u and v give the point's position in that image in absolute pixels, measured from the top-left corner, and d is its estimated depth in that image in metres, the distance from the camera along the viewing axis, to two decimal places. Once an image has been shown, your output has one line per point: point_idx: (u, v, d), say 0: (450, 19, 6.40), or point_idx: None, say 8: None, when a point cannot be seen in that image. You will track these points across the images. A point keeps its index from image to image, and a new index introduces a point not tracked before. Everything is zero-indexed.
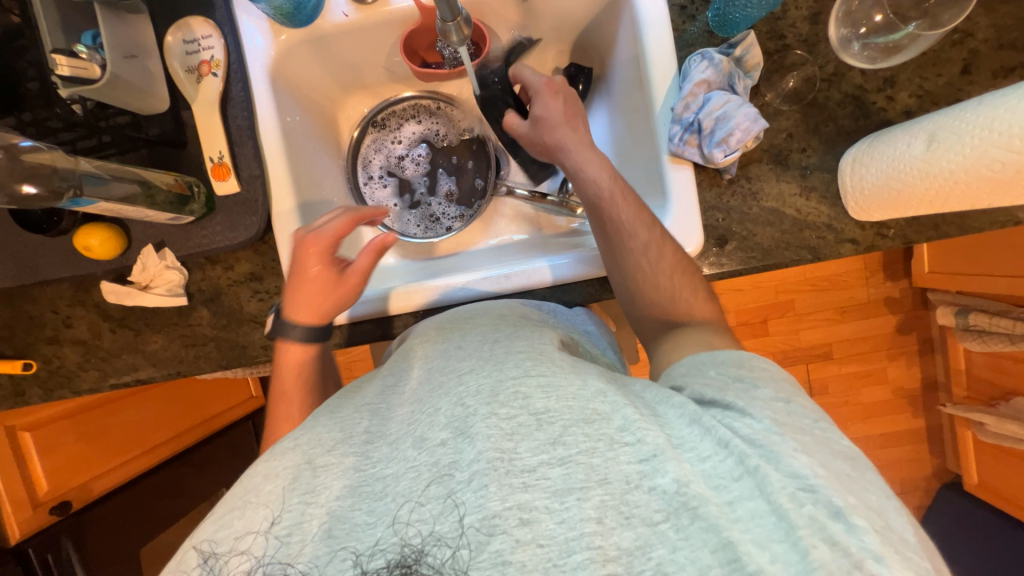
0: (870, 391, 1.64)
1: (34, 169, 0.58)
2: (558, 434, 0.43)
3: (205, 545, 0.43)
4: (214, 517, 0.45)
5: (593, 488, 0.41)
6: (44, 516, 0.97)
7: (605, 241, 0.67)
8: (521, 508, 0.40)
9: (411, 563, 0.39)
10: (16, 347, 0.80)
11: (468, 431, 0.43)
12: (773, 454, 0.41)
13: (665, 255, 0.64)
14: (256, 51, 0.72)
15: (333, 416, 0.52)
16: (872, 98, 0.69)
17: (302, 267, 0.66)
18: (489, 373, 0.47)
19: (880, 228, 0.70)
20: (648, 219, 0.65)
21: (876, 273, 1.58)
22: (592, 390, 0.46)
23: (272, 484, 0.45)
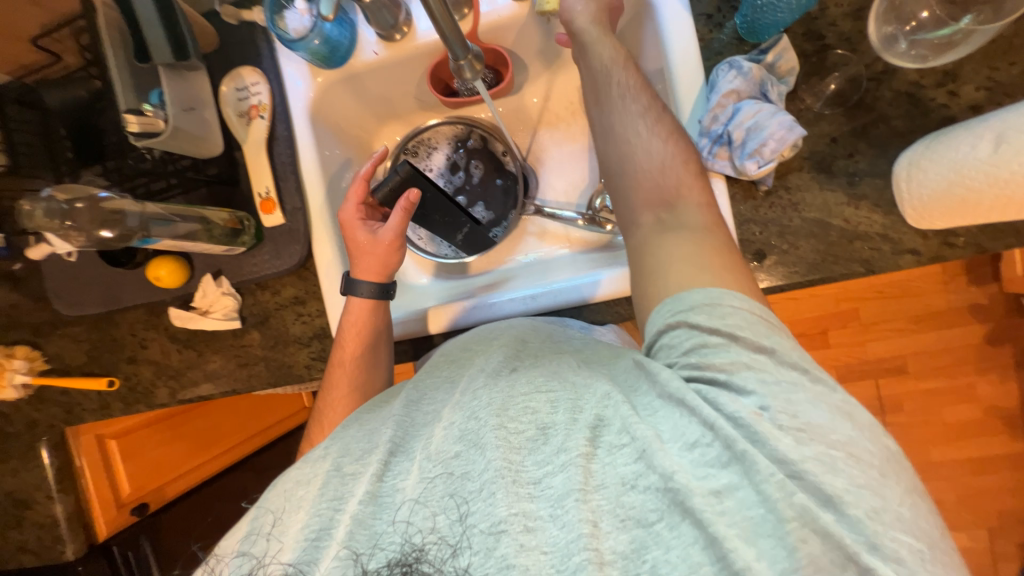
0: (955, 410, 1.46)
1: (110, 214, 0.66)
2: (561, 445, 0.44)
3: (241, 538, 0.48)
4: (248, 518, 0.49)
5: (591, 493, 0.41)
6: (125, 515, 1.07)
7: (615, 159, 0.61)
8: (526, 515, 0.42)
9: (410, 562, 0.42)
10: (103, 365, 0.90)
11: (479, 441, 0.45)
12: (759, 437, 0.40)
13: (681, 177, 0.57)
14: (297, 92, 0.79)
15: (364, 426, 0.52)
16: (931, 95, 0.63)
17: (355, 238, 0.73)
18: (499, 386, 0.48)
19: (947, 236, 0.63)
20: (659, 129, 0.59)
21: (956, 278, 1.42)
22: (596, 396, 0.45)
23: (303, 489, 0.47)
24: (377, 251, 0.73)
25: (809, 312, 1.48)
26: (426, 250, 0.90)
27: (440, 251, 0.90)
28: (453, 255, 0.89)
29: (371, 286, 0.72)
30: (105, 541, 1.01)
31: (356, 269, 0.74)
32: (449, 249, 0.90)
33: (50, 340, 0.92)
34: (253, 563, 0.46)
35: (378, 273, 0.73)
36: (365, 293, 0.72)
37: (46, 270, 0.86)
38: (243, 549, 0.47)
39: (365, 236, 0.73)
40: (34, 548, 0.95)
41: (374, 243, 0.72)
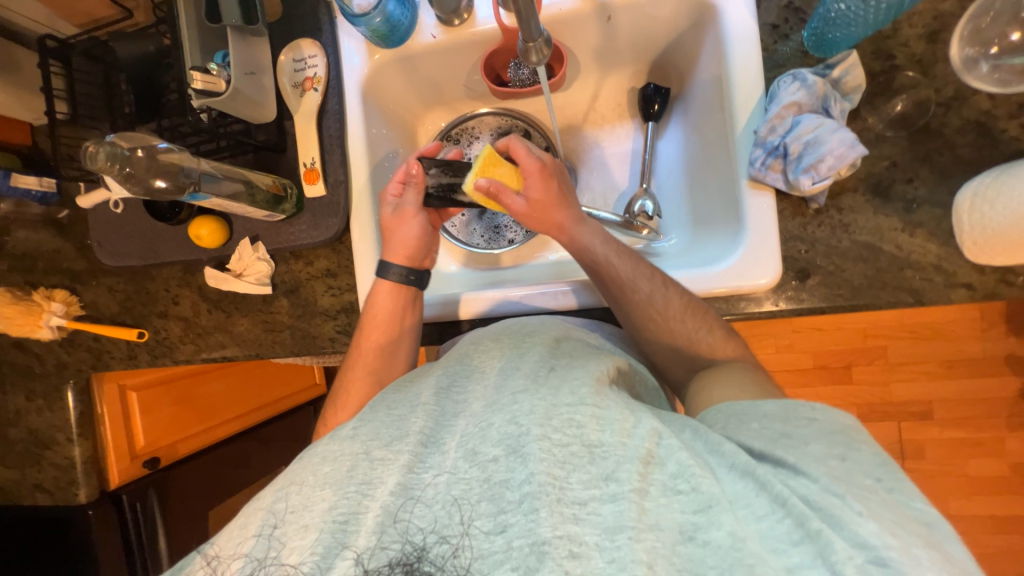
0: (980, 463, 1.40)
1: (167, 167, 0.67)
2: (611, 469, 0.42)
3: (264, 512, 0.46)
4: (272, 487, 0.48)
5: (645, 531, 0.39)
6: (138, 467, 1.07)
7: (611, 299, 0.67)
8: (571, 540, 0.39)
9: (412, 562, 0.41)
10: (135, 317, 0.93)
11: (521, 450, 0.43)
12: (837, 520, 0.37)
13: (675, 311, 0.64)
14: (353, 69, 0.80)
15: (392, 410, 0.52)
16: (1002, 126, 0.61)
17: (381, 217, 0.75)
18: (543, 394, 0.47)
19: (1005, 273, 0.60)
20: (647, 271, 0.65)
21: (995, 325, 1.36)
22: (647, 430, 0.43)
23: (329, 466, 0.47)
24: (398, 228, 0.73)
25: (835, 345, 1.44)
26: (458, 238, 0.93)
27: (471, 240, 0.93)
28: (484, 246, 0.92)
29: (402, 270, 0.73)
30: (116, 489, 1.02)
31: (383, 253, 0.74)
32: (481, 239, 0.93)
33: (87, 287, 0.94)
34: (274, 535, 0.44)
35: (404, 256, 0.73)
36: (393, 278, 0.72)
37: (92, 218, 0.89)
38: (266, 522, 0.45)
39: (391, 213, 0.74)
40: (49, 487, 0.98)
41: (397, 218, 0.73)
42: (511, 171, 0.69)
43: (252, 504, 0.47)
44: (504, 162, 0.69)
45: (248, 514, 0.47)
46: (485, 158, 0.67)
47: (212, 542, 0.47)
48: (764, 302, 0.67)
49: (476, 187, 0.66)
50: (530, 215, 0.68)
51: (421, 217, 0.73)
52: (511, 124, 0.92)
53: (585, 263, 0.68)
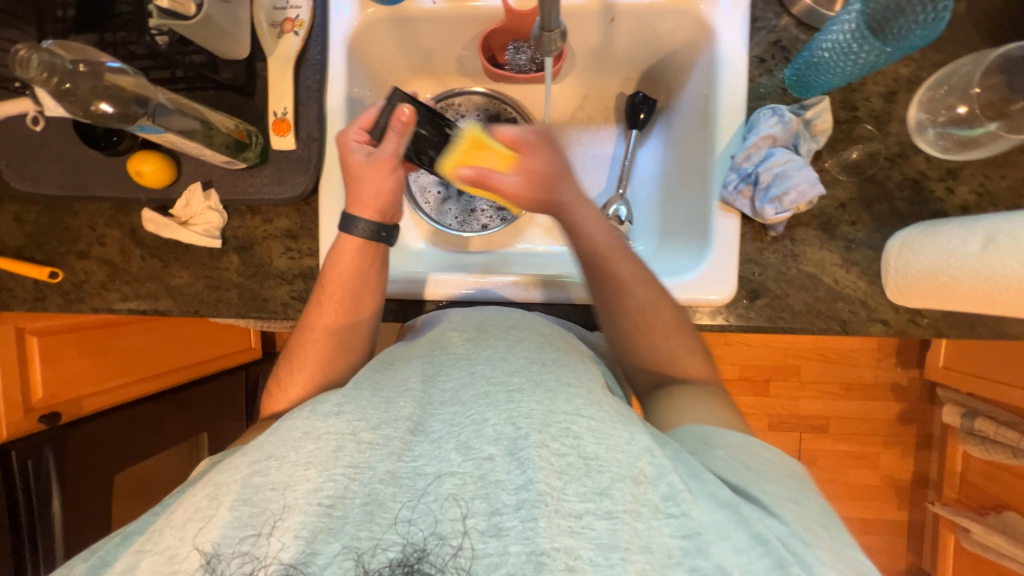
0: (859, 473, 1.62)
1: (116, 90, 0.59)
2: (605, 485, 0.44)
3: (241, 485, 0.45)
4: (249, 460, 0.47)
5: (636, 553, 0.42)
6: (33, 422, 0.96)
7: (602, 297, 0.67)
8: (568, 553, 0.42)
9: (412, 563, 0.42)
10: (46, 254, 0.81)
11: (519, 453, 0.45)
12: (808, 565, 0.42)
13: (657, 320, 0.66)
14: (342, 20, 0.74)
15: (377, 392, 0.53)
16: (932, 186, 0.69)
17: (348, 164, 0.68)
18: (540, 398, 0.48)
19: (915, 314, 0.69)
20: (644, 276, 0.66)
21: (888, 356, 1.57)
22: (639, 448, 0.47)
23: (313, 444, 0.47)
24: (370, 178, 0.67)
25: (759, 360, 1.59)
26: (430, 216, 0.90)
27: (444, 220, 0.90)
28: (456, 227, 0.90)
29: (369, 226, 0.68)
30: (4, 444, 0.92)
31: (350, 202, 0.69)
32: (453, 220, 0.90)
33: None
34: (252, 512, 0.44)
35: (373, 209, 0.68)
36: (360, 233, 0.68)
37: (1, 133, 0.76)
38: (241, 495, 0.45)
39: (364, 160, 0.67)
40: None
41: (372, 166, 0.67)
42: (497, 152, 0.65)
43: (227, 472, 0.47)
44: (489, 146, 0.65)
45: (218, 487, 0.46)
46: (470, 142, 0.66)
47: (178, 513, 0.46)
48: (716, 317, 0.72)
49: (458, 172, 0.66)
50: (529, 189, 0.65)
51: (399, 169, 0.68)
52: (501, 108, 0.90)
53: (581, 255, 0.67)
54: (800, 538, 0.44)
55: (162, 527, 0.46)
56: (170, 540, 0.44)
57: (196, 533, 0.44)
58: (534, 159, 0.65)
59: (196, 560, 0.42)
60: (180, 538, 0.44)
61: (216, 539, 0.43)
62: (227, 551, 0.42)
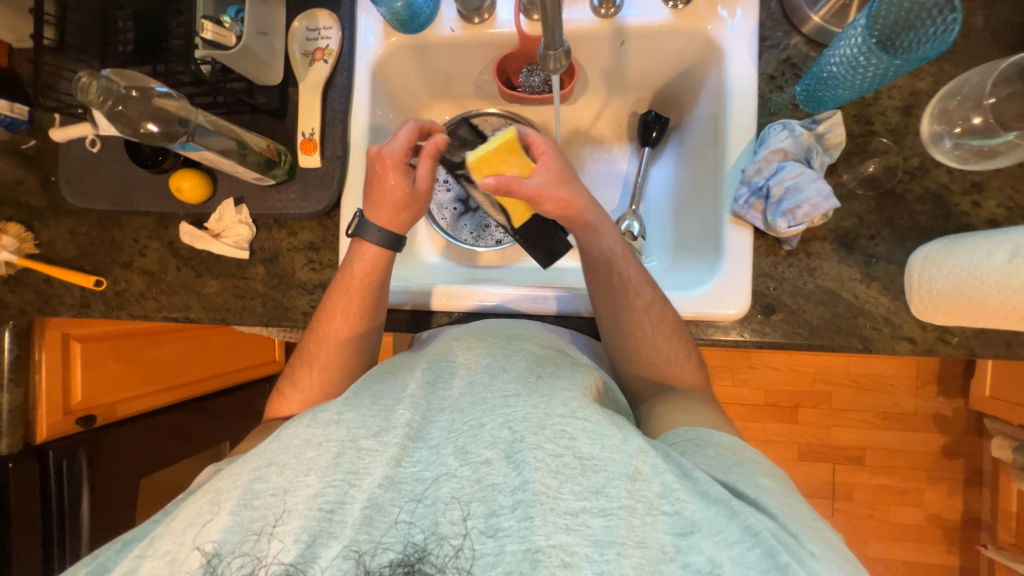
0: (901, 511, 1.50)
1: (161, 112, 0.65)
2: (600, 483, 0.44)
3: (239, 494, 0.47)
4: (249, 465, 0.49)
5: (632, 548, 0.41)
6: (70, 424, 1.00)
7: (608, 296, 0.68)
8: (564, 550, 0.41)
9: (413, 562, 0.42)
10: (94, 264, 0.88)
11: (514, 456, 0.45)
12: (799, 554, 0.41)
13: (659, 327, 0.66)
14: (367, 49, 0.80)
15: (377, 401, 0.54)
16: (956, 200, 0.67)
17: (382, 180, 0.70)
18: (537, 402, 0.49)
19: (943, 332, 0.66)
20: (651, 280, 0.68)
21: (928, 384, 1.48)
22: (634, 447, 0.46)
23: (314, 451, 0.48)
24: (408, 202, 0.72)
25: (786, 385, 1.52)
26: (446, 231, 0.93)
27: (459, 235, 0.93)
28: (471, 242, 0.93)
29: (380, 231, 0.71)
30: (42, 444, 0.96)
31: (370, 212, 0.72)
32: (469, 235, 0.93)
33: (46, 225, 0.89)
34: (251, 517, 0.45)
35: (399, 225, 0.72)
36: (375, 241, 0.71)
37: (63, 155, 0.84)
38: (241, 501, 0.46)
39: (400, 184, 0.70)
40: None
41: (411, 193, 0.71)
42: (524, 163, 0.67)
43: (227, 479, 0.49)
44: (519, 154, 0.66)
45: (219, 493, 0.48)
46: (506, 147, 0.65)
47: (178, 518, 0.48)
48: (730, 332, 0.71)
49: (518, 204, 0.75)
50: (555, 188, 0.64)
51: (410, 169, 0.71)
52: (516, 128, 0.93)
53: (595, 258, 0.68)
54: (788, 531, 0.43)
55: (163, 534, 0.47)
56: (171, 544, 0.45)
57: (196, 536, 0.45)
58: (552, 162, 0.66)
59: (196, 563, 0.43)
60: (181, 542, 0.45)
61: (216, 541, 0.44)
62: (227, 552, 0.44)
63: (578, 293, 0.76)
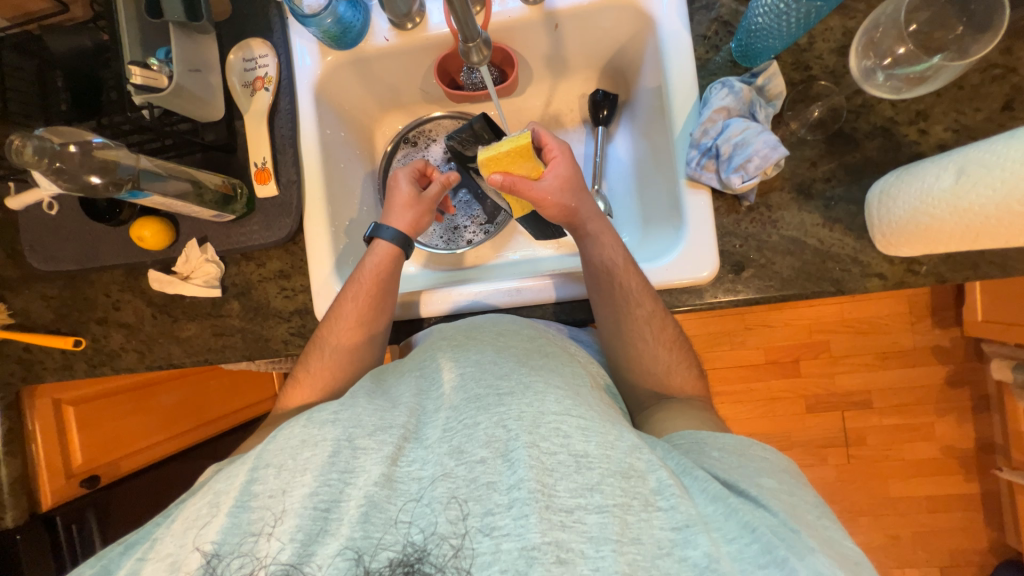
0: (915, 447, 1.51)
1: (103, 164, 0.65)
2: (595, 480, 0.44)
3: (235, 497, 0.46)
4: (247, 464, 0.48)
5: (626, 545, 0.41)
6: (74, 487, 1.00)
7: (610, 306, 0.68)
8: (559, 546, 0.41)
9: (412, 563, 0.42)
10: (71, 324, 0.88)
11: (510, 454, 0.45)
12: (798, 548, 0.40)
13: (658, 335, 0.67)
14: (305, 70, 0.80)
15: (373, 401, 0.54)
16: (904, 131, 0.68)
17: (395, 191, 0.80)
18: (530, 400, 0.49)
19: (911, 263, 0.67)
20: (651, 290, 0.68)
21: (921, 318, 1.49)
22: (628, 444, 0.46)
23: (310, 452, 0.47)
24: (416, 209, 0.79)
25: (782, 340, 1.53)
26: (416, 239, 0.93)
27: (431, 241, 0.93)
28: (443, 246, 0.93)
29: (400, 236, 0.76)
30: (48, 511, 0.95)
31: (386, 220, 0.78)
32: (440, 240, 0.94)
33: (17, 294, 0.88)
34: (250, 518, 0.45)
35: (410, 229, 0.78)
36: (392, 237, 0.75)
37: (23, 221, 0.84)
38: (238, 502, 0.46)
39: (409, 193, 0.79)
40: None
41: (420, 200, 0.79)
42: (535, 165, 0.69)
43: (226, 480, 0.48)
44: (531, 159, 0.68)
45: (218, 495, 0.47)
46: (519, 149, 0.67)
47: (179, 520, 0.48)
48: (704, 295, 0.71)
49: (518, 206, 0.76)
50: (562, 192, 0.68)
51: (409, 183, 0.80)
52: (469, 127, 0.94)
53: (595, 265, 0.69)
54: (790, 527, 0.42)
55: (163, 536, 0.47)
56: (173, 546, 0.46)
57: (196, 537, 0.45)
58: (562, 167, 0.69)
59: (196, 564, 0.44)
60: (182, 544, 0.46)
61: (215, 542, 0.44)
62: (226, 553, 0.44)
63: (552, 280, 0.76)
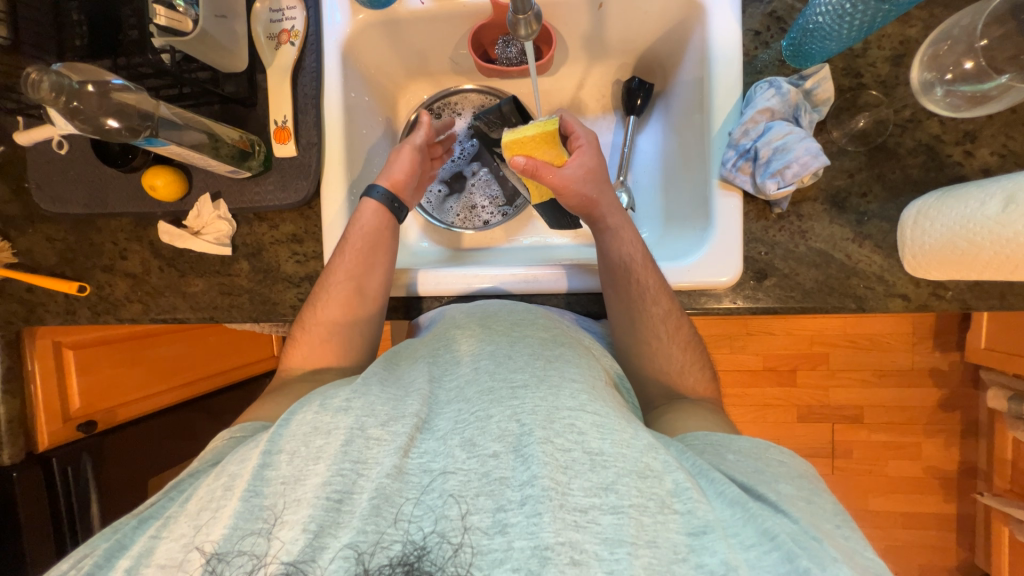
0: (899, 465, 1.53)
1: (120, 107, 0.62)
2: (610, 480, 0.44)
3: (246, 485, 0.45)
4: (258, 451, 0.48)
5: (642, 548, 0.41)
6: (71, 431, 1.00)
7: (626, 303, 0.67)
8: (573, 547, 0.40)
9: (412, 561, 0.41)
10: (75, 269, 0.86)
11: (522, 449, 0.45)
12: (821, 560, 0.39)
13: (674, 337, 0.67)
14: (335, 27, 0.76)
15: (385, 389, 0.53)
16: (948, 151, 0.65)
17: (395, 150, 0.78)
18: (545, 394, 0.48)
19: (937, 287, 0.66)
20: (667, 288, 0.67)
21: (924, 340, 1.48)
22: (645, 443, 0.46)
23: (322, 439, 0.47)
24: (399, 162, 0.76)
25: (784, 349, 1.53)
26: (431, 215, 0.91)
27: (446, 218, 0.91)
28: (457, 224, 0.91)
29: (387, 194, 0.74)
30: (44, 452, 0.96)
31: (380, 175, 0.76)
32: (455, 218, 0.91)
33: (22, 233, 0.86)
34: (262, 504, 0.45)
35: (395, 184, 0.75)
36: (378, 197, 0.73)
37: (31, 159, 0.81)
38: (250, 487, 0.45)
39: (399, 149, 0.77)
40: None
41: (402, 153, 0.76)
42: (558, 154, 0.67)
43: (238, 463, 0.48)
44: (555, 147, 0.66)
45: (230, 478, 0.47)
46: (535, 137, 0.66)
47: (191, 501, 0.48)
48: (723, 299, 0.70)
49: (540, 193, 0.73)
50: (585, 182, 0.66)
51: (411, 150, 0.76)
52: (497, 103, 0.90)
53: (613, 261, 0.68)
54: (812, 534, 0.42)
55: (176, 516, 0.47)
56: (187, 527, 0.45)
57: (209, 521, 0.45)
58: (587, 156, 0.67)
59: (208, 550, 0.43)
60: (195, 526, 0.45)
61: (225, 529, 0.44)
62: (226, 551, 0.43)
63: (570, 271, 0.74)
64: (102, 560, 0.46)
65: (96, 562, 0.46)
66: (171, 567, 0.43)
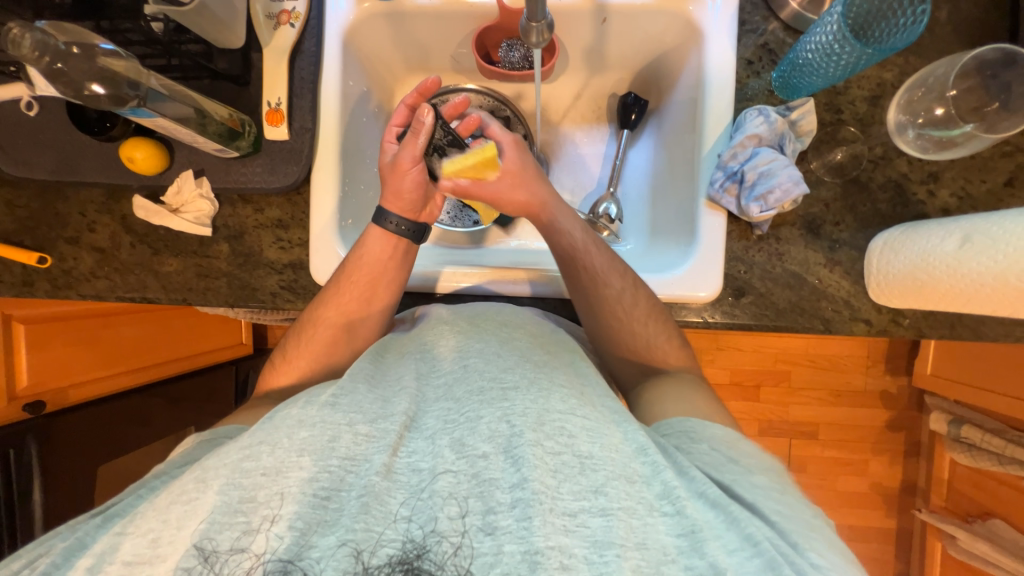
0: (848, 480, 1.62)
1: (108, 73, 0.59)
2: (600, 482, 0.45)
3: (227, 473, 0.44)
4: (237, 446, 0.47)
5: (631, 549, 0.42)
6: (14, 410, 0.93)
7: (581, 297, 0.69)
8: (563, 552, 0.41)
9: (412, 561, 0.41)
10: (36, 239, 0.81)
11: (512, 451, 0.45)
12: (799, 566, 0.41)
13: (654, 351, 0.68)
14: (337, 14, 0.76)
15: (373, 389, 0.53)
16: (914, 189, 0.70)
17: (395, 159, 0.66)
18: (535, 397, 0.49)
19: (896, 314, 0.70)
20: (619, 266, 0.68)
21: (877, 363, 1.58)
22: (633, 448, 0.48)
23: (306, 432, 0.47)
24: (394, 177, 0.67)
25: (750, 364, 1.59)
26: None
27: None
28: (447, 223, 0.91)
29: (399, 221, 0.69)
30: None
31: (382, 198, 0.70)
32: (445, 216, 0.91)
33: None
34: (241, 497, 0.43)
35: (405, 207, 0.69)
36: (391, 228, 0.68)
37: None
38: (229, 481, 0.44)
39: (389, 162, 0.68)
40: None
41: (393, 166, 0.67)
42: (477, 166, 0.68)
43: (216, 457, 0.46)
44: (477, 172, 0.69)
45: (205, 471, 0.45)
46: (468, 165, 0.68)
47: (161, 495, 0.45)
48: (701, 314, 0.73)
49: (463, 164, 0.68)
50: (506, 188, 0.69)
51: (421, 167, 0.67)
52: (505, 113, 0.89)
53: (561, 249, 0.69)
54: (789, 541, 0.44)
55: (145, 510, 0.45)
56: (154, 522, 0.43)
57: (182, 516, 0.43)
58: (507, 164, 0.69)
59: (186, 551, 0.41)
60: (165, 520, 0.43)
61: (203, 524, 0.42)
62: (205, 545, 0.41)
63: (558, 276, 0.75)
64: (60, 560, 0.43)
65: (53, 562, 0.43)
66: (138, 564, 0.41)
